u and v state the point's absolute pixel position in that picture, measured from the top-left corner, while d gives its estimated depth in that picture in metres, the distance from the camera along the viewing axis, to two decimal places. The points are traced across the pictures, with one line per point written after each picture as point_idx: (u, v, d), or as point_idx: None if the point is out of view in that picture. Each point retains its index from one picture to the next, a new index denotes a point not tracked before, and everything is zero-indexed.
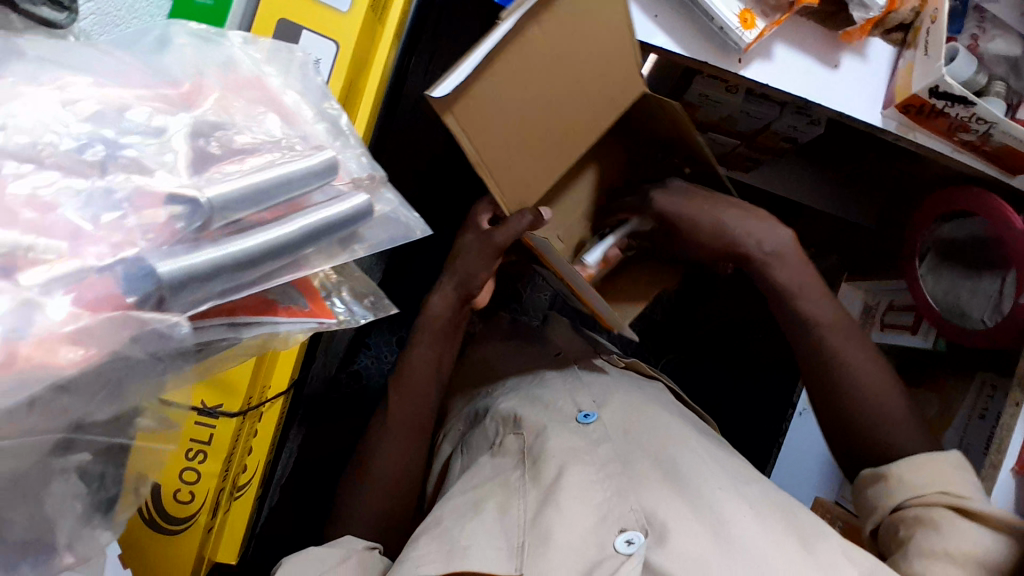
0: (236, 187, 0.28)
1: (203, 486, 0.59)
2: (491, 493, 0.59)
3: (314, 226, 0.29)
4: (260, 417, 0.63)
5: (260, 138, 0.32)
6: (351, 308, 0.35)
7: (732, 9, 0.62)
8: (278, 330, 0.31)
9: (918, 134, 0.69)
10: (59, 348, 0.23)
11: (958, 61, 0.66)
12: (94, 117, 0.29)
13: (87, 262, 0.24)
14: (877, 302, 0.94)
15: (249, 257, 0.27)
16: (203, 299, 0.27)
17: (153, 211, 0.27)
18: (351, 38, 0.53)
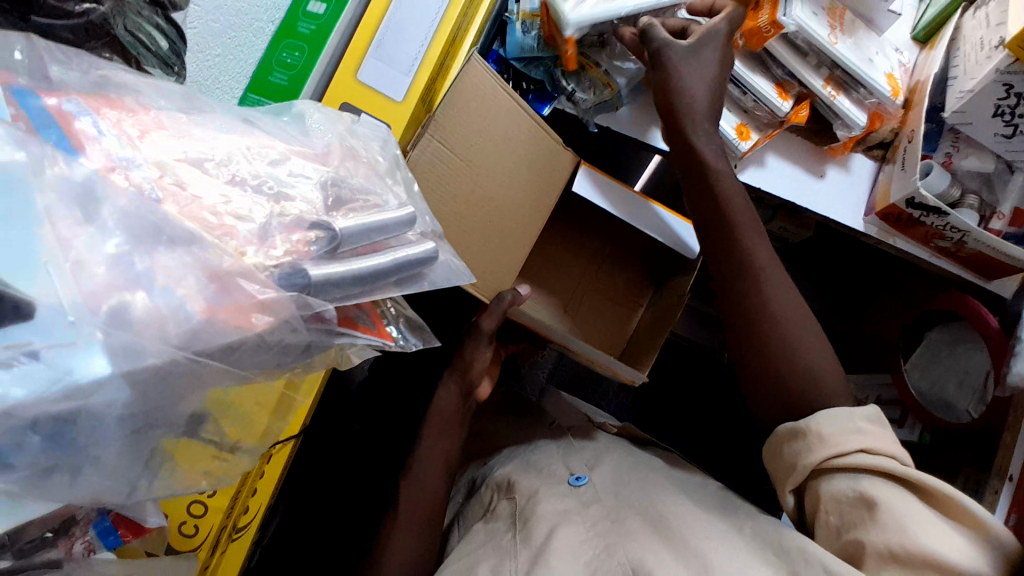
0: (356, 223, 0.34)
1: (208, 522, 0.61)
2: (484, 557, 0.63)
3: (403, 259, 0.35)
4: (269, 459, 0.66)
5: (370, 195, 0.38)
6: (406, 337, 0.40)
7: (731, 122, 0.70)
8: (356, 344, 0.35)
9: (898, 239, 0.77)
10: (252, 314, 0.30)
11: (932, 175, 0.72)
12: (276, 160, 0.35)
13: (259, 263, 0.31)
14: (865, 396, 0.97)
15: (366, 274, 0.33)
16: (334, 299, 0.32)
17: (300, 235, 0.32)
18: (402, 122, 0.60)
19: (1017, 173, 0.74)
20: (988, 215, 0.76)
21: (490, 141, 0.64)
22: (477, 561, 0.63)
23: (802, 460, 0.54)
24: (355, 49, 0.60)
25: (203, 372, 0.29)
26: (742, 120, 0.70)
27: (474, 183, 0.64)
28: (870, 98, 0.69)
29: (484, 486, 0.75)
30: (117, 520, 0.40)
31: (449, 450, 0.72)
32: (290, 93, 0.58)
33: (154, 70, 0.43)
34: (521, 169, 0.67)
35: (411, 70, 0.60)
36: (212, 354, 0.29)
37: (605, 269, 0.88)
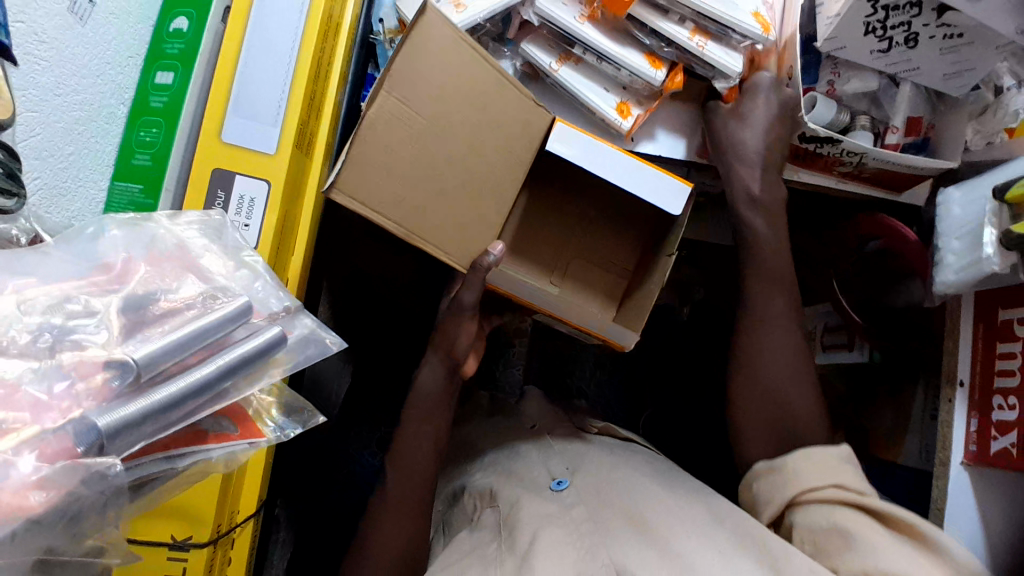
0: (158, 344, 0.31)
1: None
2: (472, 566, 0.62)
3: (230, 364, 0.33)
4: (231, 543, 0.65)
5: (188, 296, 0.36)
6: (281, 425, 0.38)
7: (610, 103, 0.70)
8: (211, 456, 0.34)
9: (802, 172, 0.78)
10: (28, 493, 0.27)
11: (818, 107, 0.73)
12: (46, 308, 0.33)
13: (43, 426, 0.28)
14: (815, 327, 1.00)
15: (172, 399, 0.30)
16: (135, 441, 0.29)
17: (93, 377, 0.31)
18: (283, 173, 0.59)
19: (901, 86, 0.75)
20: (882, 130, 0.78)
21: (464, 99, 0.59)
22: (464, 569, 0.61)
23: (777, 497, 0.60)
24: (212, 112, 0.58)
25: (30, 551, 0.28)
26: (621, 99, 0.70)
27: (436, 153, 0.59)
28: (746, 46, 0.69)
29: (466, 494, 0.75)
30: None
31: (436, 431, 0.70)
32: (156, 171, 0.58)
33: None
34: (496, 148, 0.61)
35: (279, 120, 0.59)
36: (35, 532, 0.27)
37: (601, 235, 0.77)
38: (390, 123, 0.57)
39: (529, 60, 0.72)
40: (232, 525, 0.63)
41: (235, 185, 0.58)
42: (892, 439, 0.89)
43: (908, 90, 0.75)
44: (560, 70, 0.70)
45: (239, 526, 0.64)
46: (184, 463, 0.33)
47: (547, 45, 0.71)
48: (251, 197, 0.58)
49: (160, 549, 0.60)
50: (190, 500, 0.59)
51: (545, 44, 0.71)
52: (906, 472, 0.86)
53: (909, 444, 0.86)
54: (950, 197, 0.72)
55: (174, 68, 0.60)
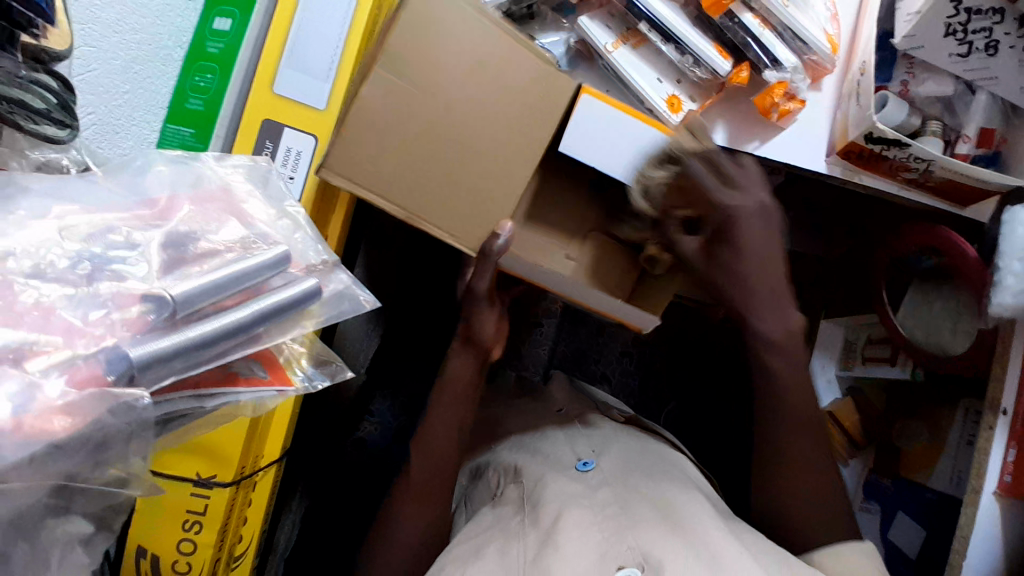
0: (197, 283, 0.32)
1: (199, 556, 0.63)
2: (492, 538, 0.62)
3: (267, 309, 0.33)
4: (254, 485, 0.66)
5: (220, 242, 0.36)
6: (311, 376, 0.39)
7: (661, 94, 0.68)
8: (240, 399, 0.34)
9: (862, 177, 0.75)
10: (53, 418, 0.27)
11: (888, 108, 0.71)
12: (87, 237, 0.34)
13: (75, 350, 0.29)
14: (857, 337, 0.97)
15: (206, 337, 0.31)
16: (166, 375, 0.30)
17: (131, 309, 0.31)
18: (329, 131, 0.59)
19: (978, 94, 0.71)
20: (953, 140, 0.74)
21: (478, 73, 0.57)
22: (484, 543, 0.62)
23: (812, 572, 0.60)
24: (267, 63, 0.58)
25: (52, 475, 0.28)
26: (675, 91, 0.68)
27: (440, 126, 0.58)
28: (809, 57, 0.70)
29: (492, 468, 0.75)
30: None
31: (462, 417, 0.71)
32: (207, 116, 0.59)
33: (45, 129, 0.41)
34: (533, 143, 0.60)
35: (331, 76, 0.58)
36: (53, 458, 0.27)
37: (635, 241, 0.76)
38: (380, 99, 0.56)
39: (585, 37, 0.69)
40: (255, 469, 0.65)
41: (283, 137, 0.58)
42: (917, 461, 0.87)
43: (986, 98, 0.71)
44: (615, 52, 0.68)
45: (262, 471, 0.65)
46: (215, 403, 0.34)
47: (606, 24, 0.69)
48: (297, 151, 0.58)
49: (183, 485, 0.61)
50: (217, 440, 0.61)
51: (604, 22, 0.69)
52: (932, 493, 0.83)
53: (940, 464, 0.83)
54: (1016, 216, 0.67)
55: (232, 15, 0.60)
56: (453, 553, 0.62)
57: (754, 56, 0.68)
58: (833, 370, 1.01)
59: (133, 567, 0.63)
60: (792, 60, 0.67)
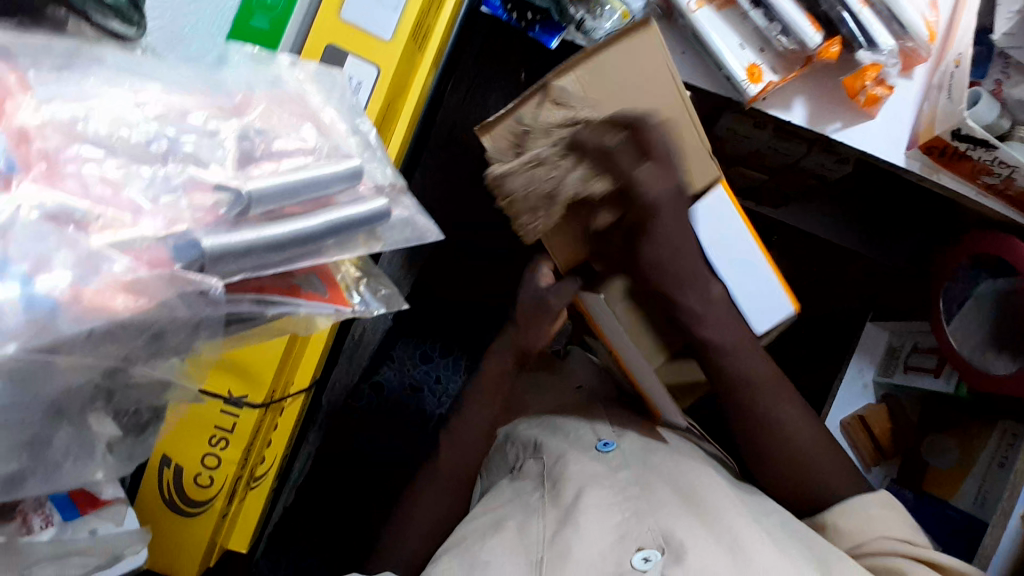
0: (271, 183, 0.31)
1: (222, 473, 0.63)
2: (511, 513, 0.63)
3: (338, 223, 0.33)
4: (281, 411, 0.67)
5: (296, 143, 0.35)
6: (368, 301, 0.38)
7: (742, 62, 0.65)
8: (298, 311, 0.34)
9: (942, 175, 0.70)
10: (115, 296, 0.27)
11: (981, 106, 0.66)
12: (160, 117, 0.33)
13: (145, 230, 0.29)
14: (902, 344, 0.94)
15: (277, 240, 0.31)
16: (235, 271, 0.30)
17: (201, 196, 0.31)
18: (393, 62, 0.57)
19: None
20: None
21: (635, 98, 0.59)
22: (504, 518, 0.63)
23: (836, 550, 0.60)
24: None
25: (106, 356, 0.28)
26: (756, 60, 0.65)
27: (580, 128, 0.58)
28: (906, 42, 0.66)
29: (510, 442, 0.76)
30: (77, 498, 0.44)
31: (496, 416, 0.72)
32: (274, 36, 0.56)
33: (111, 23, 0.40)
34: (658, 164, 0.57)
35: (399, 8, 0.57)
36: (106, 337, 0.28)
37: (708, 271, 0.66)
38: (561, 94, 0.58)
39: None
40: (284, 395, 0.65)
41: (346, 65, 0.57)
42: (942, 482, 0.85)
43: None
44: (698, 11, 0.65)
45: (291, 397, 0.66)
46: (275, 312, 0.33)
47: None
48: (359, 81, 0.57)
49: (215, 401, 0.62)
50: (250, 361, 0.61)
51: None
52: (956, 512, 0.81)
53: (966, 485, 0.81)
54: None
55: None
56: (468, 529, 0.63)
57: (848, 32, 0.64)
58: (871, 375, 0.95)
59: (157, 475, 0.64)
60: (889, 43, 0.64)
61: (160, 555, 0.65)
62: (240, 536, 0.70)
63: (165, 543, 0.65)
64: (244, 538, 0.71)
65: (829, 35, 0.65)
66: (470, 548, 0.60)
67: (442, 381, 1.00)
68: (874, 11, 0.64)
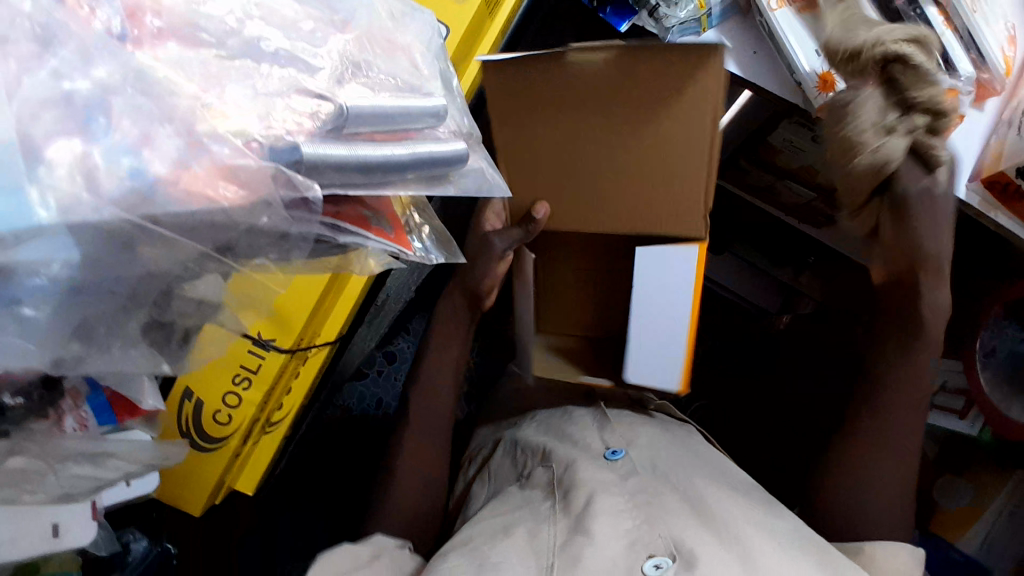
0: (369, 108, 0.35)
1: (241, 412, 0.64)
2: (521, 519, 0.62)
3: (422, 157, 0.36)
4: (305, 360, 0.67)
5: (386, 80, 0.41)
6: (427, 248, 0.43)
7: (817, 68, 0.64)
8: (367, 245, 0.37)
9: (1000, 215, 0.66)
10: (219, 183, 0.30)
11: None
12: (269, 22, 0.37)
13: (252, 124, 0.32)
14: (931, 381, 0.88)
15: (370, 162, 0.34)
16: (328, 182, 0.33)
17: (302, 100, 0.35)
18: (462, 24, 0.60)
19: None
20: None
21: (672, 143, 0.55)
22: (514, 522, 0.62)
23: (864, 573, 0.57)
24: None
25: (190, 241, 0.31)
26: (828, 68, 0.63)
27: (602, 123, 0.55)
28: (981, 72, 0.65)
29: (517, 449, 0.76)
30: (111, 398, 0.46)
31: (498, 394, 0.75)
32: None
33: None
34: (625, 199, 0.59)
35: None
36: (192, 223, 0.30)
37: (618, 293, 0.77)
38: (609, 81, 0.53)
39: None
40: (309, 345, 0.66)
41: None
42: (950, 522, 0.84)
43: None
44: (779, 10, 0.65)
45: (315, 348, 0.66)
46: (345, 240, 0.36)
47: None
48: None
49: (242, 341, 0.62)
50: (285, 306, 0.62)
51: None
52: None
53: None
54: None
55: None
56: (477, 529, 0.62)
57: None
58: None
59: (175, 410, 0.63)
60: (969, 69, 0.63)
61: (172, 486, 0.66)
62: (251, 478, 0.71)
63: (176, 474, 0.66)
64: (252, 481, 0.72)
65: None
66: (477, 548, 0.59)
67: None
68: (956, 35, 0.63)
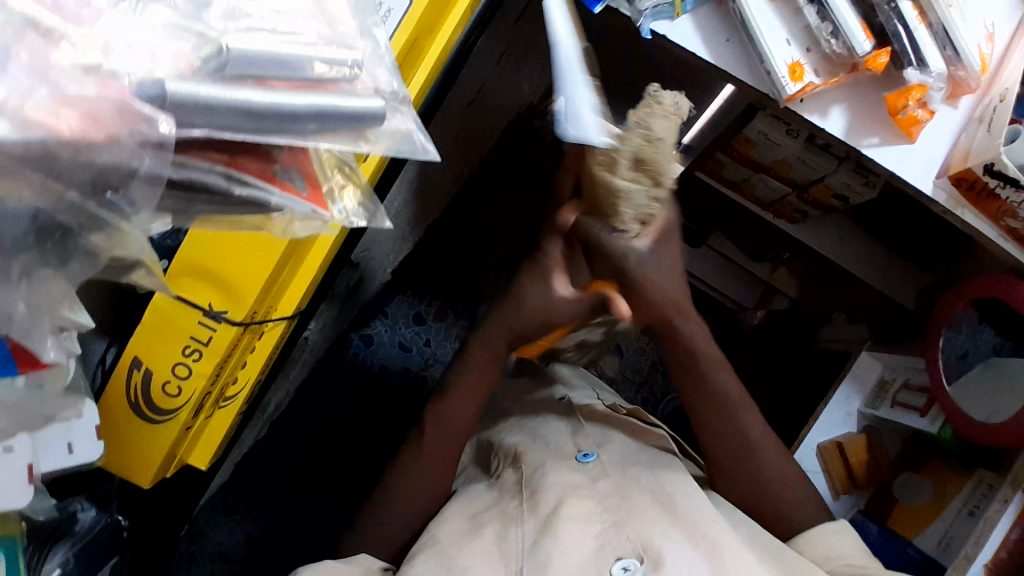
0: (257, 50, 0.33)
1: (191, 384, 0.63)
2: (491, 519, 0.63)
3: (323, 109, 0.34)
4: (260, 335, 0.66)
5: (300, 22, 0.38)
6: (347, 211, 0.43)
7: (785, 58, 0.63)
8: (271, 201, 0.36)
9: (966, 211, 0.66)
10: (59, 114, 0.27)
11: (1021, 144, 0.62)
12: None
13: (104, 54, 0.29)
14: (894, 378, 0.92)
15: (256, 107, 0.32)
16: (201, 126, 0.31)
17: (174, 43, 0.32)
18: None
19: None
20: None
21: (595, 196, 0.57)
22: (483, 523, 0.63)
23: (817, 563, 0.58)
24: None
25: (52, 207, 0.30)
26: (800, 59, 0.63)
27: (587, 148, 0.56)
28: (957, 70, 0.64)
29: (495, 453, 0.76)
30: (16, 352, 0.39)
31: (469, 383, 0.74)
32: None
33: None
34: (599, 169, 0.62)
35: None
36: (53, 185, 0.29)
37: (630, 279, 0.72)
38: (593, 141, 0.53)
39: None
40: (265, 318, 0.65)
41: None
42: (911, 522, 0.84)
43: None
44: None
45: (271, 323, 0.65)
46: (243, 194, 0.35)
47: None
48: (390, 9, 0.61)
49: (193, 312, 0.61)
50: (233, 277, 0.60)
51: None
52: (916, 551, 0.80)
53: (932, 527, 0.80)
54: None
55: None
56: (444, 528, 0.63)
57: (900, 46, 0.62)
58: (857, 405, 0.94)
59: (126, 379, 0.63)
60: (940, 66, 0.62)
61: (118, 458, 0.65)
62: (203, 453, 0.70)
63: (123, 447, 0.65)
64: (205, 455, 0.71)
65: (879, 46, 0.63)
66: (446, 552, 0.60)
67: (428, 343, 1.13)
68: (930, 30, 0.62)
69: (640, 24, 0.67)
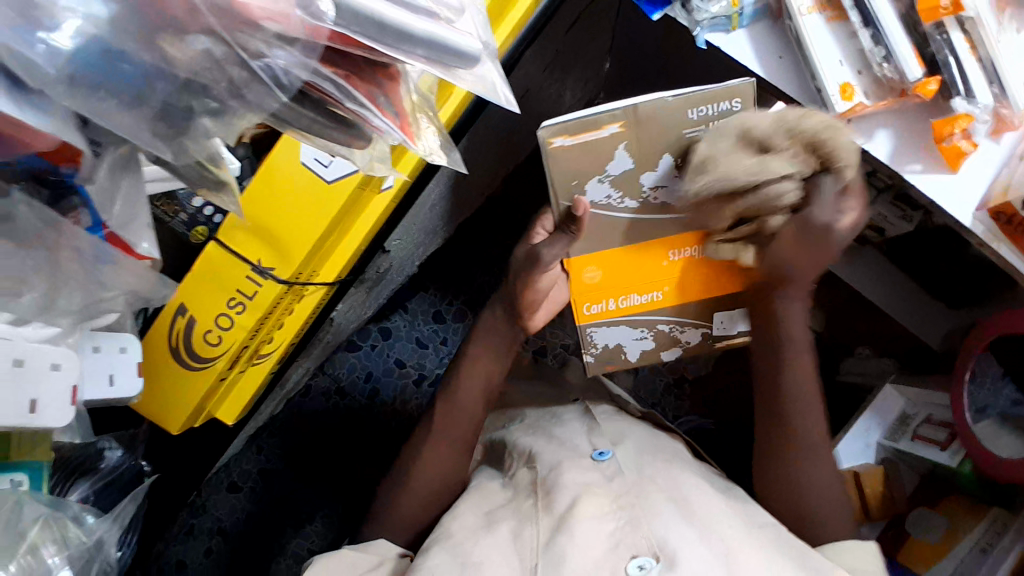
0: None
1: (231, 336, 0.65)
2: (507, 518, 0.64)
3: (437, 40, 0.36)
4: (300, 298, 0.68)
5: None
6: (430, 148, 0.47)
7: (836, 77, 0.65)
8: (370, 119, 0.41)
9: (1003, 246, 0.66)
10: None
11: None
12: None
13: None
14: (915, 413, 0.92)
15: (383, 21, 0.34)
16: (339, 24, 0.34)
17: None
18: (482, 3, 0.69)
19: None
20: None
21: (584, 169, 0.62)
22: (498, 520, 0.64)
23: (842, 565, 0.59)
24: None
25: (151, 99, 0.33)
26: (852, 80, 0.65)
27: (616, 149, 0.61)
28: (1001, 108, 0.65)
29: (508, 453, 0.77)
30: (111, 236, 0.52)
31: (490, 371, 0.76)
32: None
33: None
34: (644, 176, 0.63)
35: None
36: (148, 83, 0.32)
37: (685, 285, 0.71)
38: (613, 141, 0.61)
39: None
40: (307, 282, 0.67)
41: None
42: (921, 554, 0.83)
43: None
44: (808, 16, 0.65)
45: (313, 286, 0.67)
46: (350, 105, 0.40)
47: None
48: None
49: (243, 266, 0.64)
50: (285, 234, 0.63)
51: None
52: None
53: (942, 565, 0.80)
54: None
55: None
56: (458, 527, 0.64)
57: (949, 77, 0.64)
58: (877, 436, 0.93)
59: (169, 323, 0.66)
60: (987, 99, 0.63)
61: (152, 399, 0.67)
62: (230, 409, 0.71)
63: (159, 393, 0.67)
64: (232, 413, 0.72)
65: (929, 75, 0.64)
66: (460, 543, 0.61)
67: (446, 341, 1.15)
68: (978, 63, 0.63)
69: (696, 34, 0.68)
